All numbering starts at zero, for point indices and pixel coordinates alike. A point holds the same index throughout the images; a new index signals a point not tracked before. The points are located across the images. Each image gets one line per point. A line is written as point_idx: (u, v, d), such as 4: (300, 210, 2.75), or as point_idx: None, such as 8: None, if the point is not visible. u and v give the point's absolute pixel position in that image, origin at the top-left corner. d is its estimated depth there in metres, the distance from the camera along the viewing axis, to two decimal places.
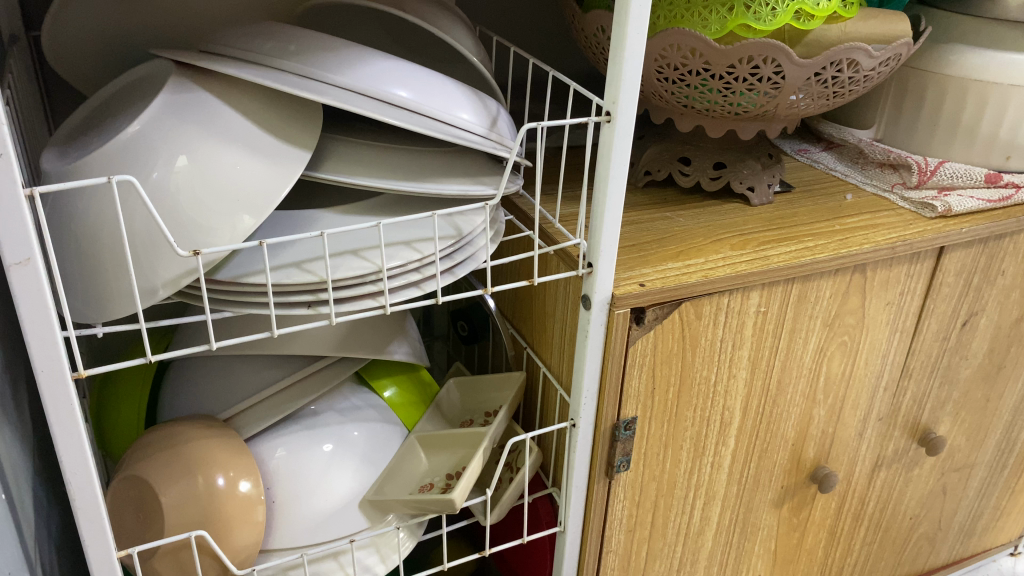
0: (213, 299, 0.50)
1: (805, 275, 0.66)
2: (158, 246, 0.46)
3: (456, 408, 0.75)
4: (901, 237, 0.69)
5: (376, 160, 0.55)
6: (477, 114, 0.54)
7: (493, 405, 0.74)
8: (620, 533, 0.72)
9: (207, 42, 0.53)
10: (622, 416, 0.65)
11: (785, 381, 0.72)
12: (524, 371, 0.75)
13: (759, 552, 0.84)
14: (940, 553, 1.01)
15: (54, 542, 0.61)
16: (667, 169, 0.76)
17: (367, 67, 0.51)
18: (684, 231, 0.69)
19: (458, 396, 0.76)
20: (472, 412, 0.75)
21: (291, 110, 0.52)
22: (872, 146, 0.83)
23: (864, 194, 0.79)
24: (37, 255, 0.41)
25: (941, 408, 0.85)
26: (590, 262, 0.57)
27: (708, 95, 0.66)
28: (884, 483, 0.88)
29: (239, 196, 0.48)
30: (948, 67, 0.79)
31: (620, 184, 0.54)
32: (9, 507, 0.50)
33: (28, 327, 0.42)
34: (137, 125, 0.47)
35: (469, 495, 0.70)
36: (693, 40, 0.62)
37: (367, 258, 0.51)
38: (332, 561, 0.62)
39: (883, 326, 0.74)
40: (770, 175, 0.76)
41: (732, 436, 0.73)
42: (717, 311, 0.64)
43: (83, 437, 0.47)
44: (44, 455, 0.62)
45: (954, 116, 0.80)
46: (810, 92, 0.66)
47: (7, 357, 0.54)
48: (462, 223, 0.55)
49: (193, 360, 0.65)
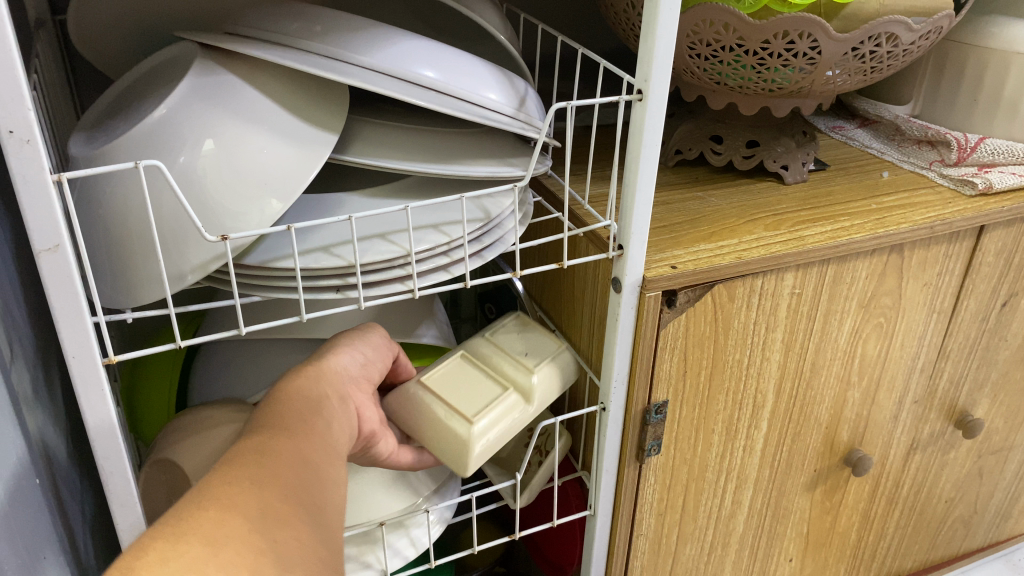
0: (241, 284, 0.50)
1: (841, 256, 0.64)
2: (186, 231, 0.45)
3: (549, 378, 0.62)
4: (940, 216, 0.67)
5: (404, 143, 0.55)
6: (505, 93, 0.53)
7: (510, 344, 0.64)
8: (650, 517, 0.72)
9: (232, 24, 0.52)
10: (654, 400, 0.64)
11: (820, 363, 0.70)
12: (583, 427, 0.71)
13: (791, 535, 0.83)
14: (976, 536, 0.99)
15: (88, 525, 0.62)
16: (698, 148, 0.75)
17: (394, 45, 0.50)
18: (717, 212, 0.67)
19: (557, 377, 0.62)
20: (545, 364, 0.62)
21: (317, 92, 0.52)
22: (909, 122, 0.82)
23: (901, 171, 0.77)
24: (66, 241, 0.41)
25: (979, 390, 0.83)
26: (621, 244, 0.56)
27: (741, 71, 0.65)
28: (920, 465, 0.86)
29: (266, 179, 0.48)
30: (990, 40, 0.77)
31: (652, 162, 0.52)
32: (43, 493, 0.50)
33: (57, 313, 0.42)
34: (163, 108, 0.47)
35: (499, 476, 0.70)
36: (726, 15, 0.60)
37: (396, 242, 0.51)
38: (405, 536, 0.65)
39: (921, 306, 0.72)
40: (805, 154, 0.74)
41: (765, 419, 0.72)
42: (750, 294, 0.62)
43: (114, 422, 0.47)
44: (78, 437, 0.62)
45: (994, 90, 0.77)
46: (847, 68, 0.64)
47: (37, 343, 0.54)
48: (490, 205, 0.54)
49: (224, 343, 0.65)
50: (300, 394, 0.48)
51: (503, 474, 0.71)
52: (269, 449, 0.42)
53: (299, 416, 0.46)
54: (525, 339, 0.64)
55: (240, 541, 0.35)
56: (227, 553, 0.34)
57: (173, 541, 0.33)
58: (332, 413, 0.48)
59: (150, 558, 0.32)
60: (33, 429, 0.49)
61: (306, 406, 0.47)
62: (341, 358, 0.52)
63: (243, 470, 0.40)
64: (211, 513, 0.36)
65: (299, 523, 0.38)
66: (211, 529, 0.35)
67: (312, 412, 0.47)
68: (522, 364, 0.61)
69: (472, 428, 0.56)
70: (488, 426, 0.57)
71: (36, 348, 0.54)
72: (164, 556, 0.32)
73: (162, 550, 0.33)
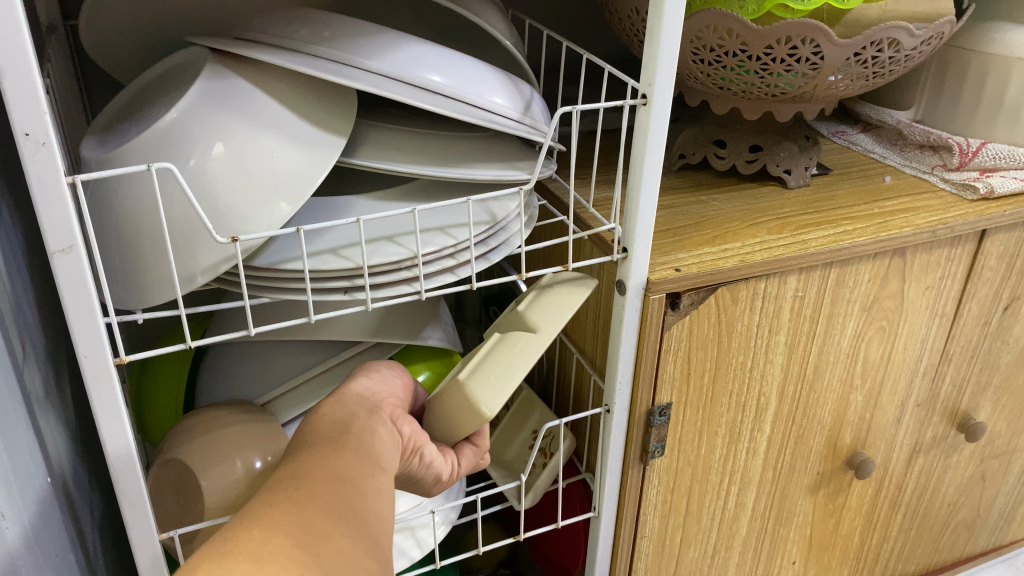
0: (250, 286, 0.51)
1: (843, 259, 0.65)
2: (198, 234, 0.46)
3: (538, 302, 0.57)
4: (943, 220, 0.67)
5: (410, 147, 0.55)
6: (511, 98, 0.54)
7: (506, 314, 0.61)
8: (654, 519, 0.72)
9: (241, 29, 0.53)
10: (657, 402, 0.65)
11: (823, 366, 0.71)
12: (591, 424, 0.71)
13: (794, 538, 0.83)
14: (979, 540, 0.99)
15: (98, 525, 0.62)
16: (701, 152, 0.76)
17: (402, 51, 0.51)
18: (721, 216, 0.68)
19: (553, 294, 0.57)
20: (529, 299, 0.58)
21: (324, 97, 0.52)
22: (911, 127, 0.82)
23: (904, 176, 0.77)
24: (79, 243, 0.41)
25: (981, 393, 0.84)
26: (625, 247, 0.57)
27: (745, 77, 0.65)
28: (923, 468, 0.87)
29: (275, 182, 0.48)
30: (990, 45, 0.77)
31: (656, 166, 0.53)
32: (56, 492, 0.51)
33: (71, 315, 0.43)
34: (174, 113, 0.47)
35: (503, 478, 0.71)
36: (729, 21, 0.61)
37: (403, 244, 0.51)
38: (410, 537, 0.66)
39: (923, 310, 0.72)
40: (808, 158, 0.75)
41: (768, 422, 0.72)
42: (753, 296, 0.63)
43: (125, 422, 0.48)
44: (88, 437, 0.63)
45: (995, 95, 0.78)
46: (849, 73, 0.65)
47: (49, 344, 0.54)
48: (496, 208, 0.55)
49: (232, 345, 0.66)
50: (327, 425, 0.48)
51: (507, 475, 0.71)
52: (295, 469, 0.43)
53: (330, 440, 0.46)
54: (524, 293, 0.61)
55: (278, 551, 0.35)
56: (273, 567, 0.33)
57: (221, 561, 0.33)
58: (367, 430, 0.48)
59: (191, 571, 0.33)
60: (45, 429, 0.50)
61: (335, 430, 0.47)
62: (358, 384, 0.53)
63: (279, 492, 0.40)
64: (251, 525, 0.36)
65: (341, 535, 0.38)
66: (255, 547, 0.35)
67: (342, 433, 0.47)
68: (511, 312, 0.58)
69: (460, 381, 0.54)
70: (478, 377, 0.54)
71: (48, 348, 0.54)
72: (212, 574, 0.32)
73: (209, 569, 0.33)
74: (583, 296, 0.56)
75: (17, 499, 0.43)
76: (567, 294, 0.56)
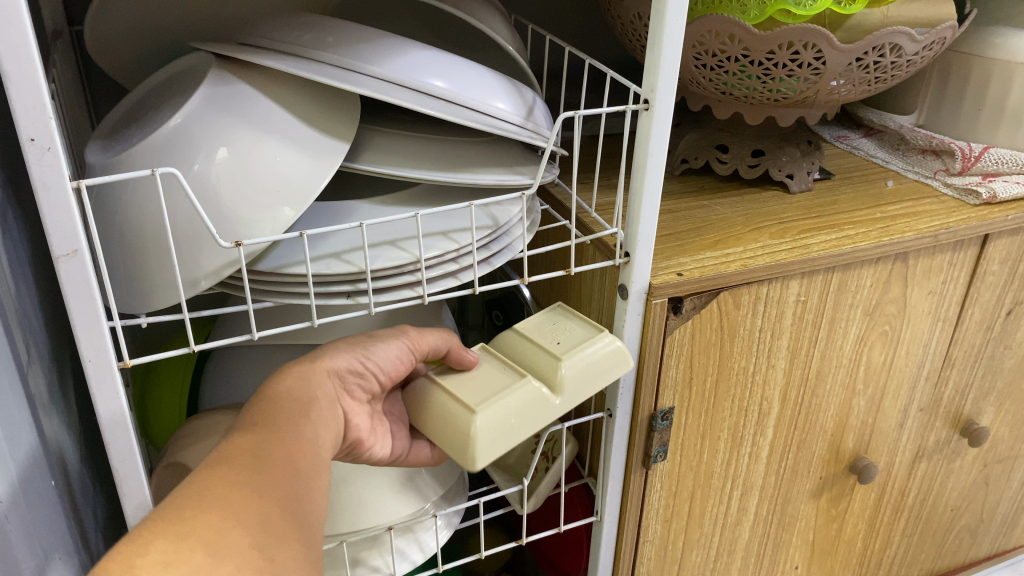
0: (254, 291, 0.51)
1: (845, 264, 0.65)
2: (201, 238, 0.46)
3: (577, 362, 0.55)
4: (945, 225, 0.67)
5: (413, 152, 0.55)
6: (514, 104, 0.54)
7: (535, 322, 0.60)
8: (656, 524, 0.72)
9: (245, 34, 0.53)
10: (660, 407, 0.65)
11: (825, 370, 0.71)
12: (592, 430, 0.72)
13: (797, 543, 0.83)
14: (982, 545, 0.99)
15: (101, 527, 0.63)
16: (704, 157, 0.76)
17: (406, 56, 0.51)
18: (723, 220, 0.68)
19: (596, 364, 0.56)
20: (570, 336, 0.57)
21: (328, 102, 0.52)
22: (914, 132, 0.82)
23: (906, 180, 0.77)
24: (84, 246, 0.41)
25: (984, 398, 0.83)
26: (627, 251, 0.57)
27: (747, 81, 0.66)
28: (926, 473, 0.86)
29: (279, 187, 0.48)
30: (992, 51, 0.77)
31: (658, 170, 0.53)
32: (59, 494, 0.51)
33: (76, 318, 0.43)
34: (179, 118, 0.48)
35: (506, 483, 0.71)
36: (732, 26, 0.61)
37: (405, 249, 0.52)
38: (413, 541, 0.66)
39: (925, 315, 0.72)
40: (810, 163, 0.75)
41: (770, 427, 0.72)
42: (756, 301, 0.63)
43: (128, 425, 0.48)
44: (92, 439, 0.63)
45: (997, 101, 0.78)
46: (851, 78, 0.65)
47: (53, 346, 0.55)
48: (499, 213, 0.55)
49: (235, 348, 0.66)
50: (287, 397, 0.48)
51: (510, 480, 0.71)
52: (247, 450, 0.44)
53: (287, 419, 0.47)
54: (565, 325, 0.59)
55: None
56: (228, 564, 0.36)
57: (177, 546, 0.36)
58: (325, 421, 0.50)
59: (151, 560, 0.35)
60: (49, 431, 0.50)
61: (294, 408, 0.48)
62: (338, 361, 0.52)
63: (232, 483, 0.41)
64: (214, 520, 0.38)
65: (295, 541, 0.41)
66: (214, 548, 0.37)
67: (300, 415, 0.48)
68: (548, 346, 0.56)
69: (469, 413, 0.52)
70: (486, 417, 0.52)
71: (52, 351, 0.54)
72: (167, 559, 0.35)
73: (163, 551, 0.35)
74: (613, 375, 0.57)
75: (20, 500, 0.43)
76: (606, 353, 0.56)
